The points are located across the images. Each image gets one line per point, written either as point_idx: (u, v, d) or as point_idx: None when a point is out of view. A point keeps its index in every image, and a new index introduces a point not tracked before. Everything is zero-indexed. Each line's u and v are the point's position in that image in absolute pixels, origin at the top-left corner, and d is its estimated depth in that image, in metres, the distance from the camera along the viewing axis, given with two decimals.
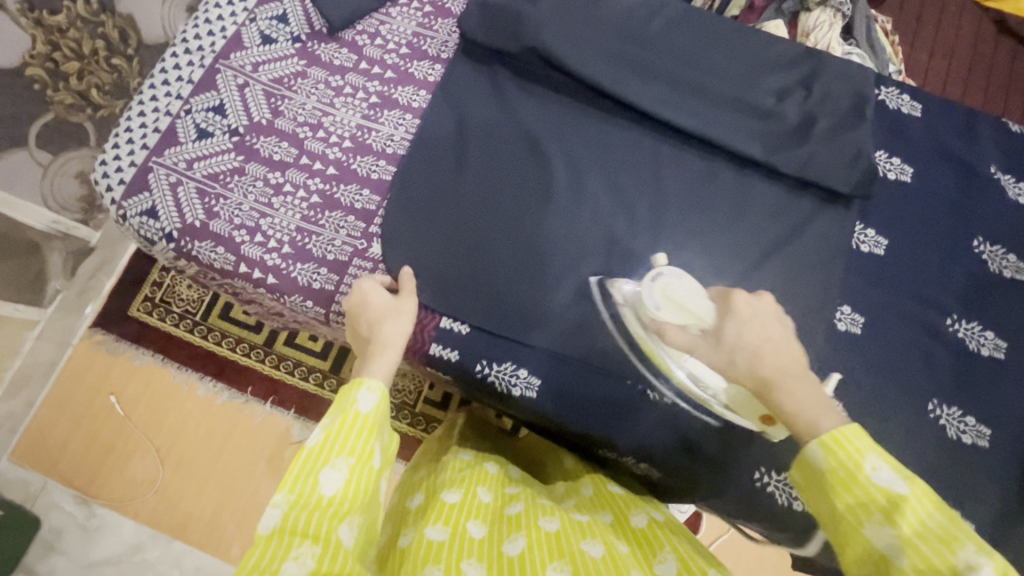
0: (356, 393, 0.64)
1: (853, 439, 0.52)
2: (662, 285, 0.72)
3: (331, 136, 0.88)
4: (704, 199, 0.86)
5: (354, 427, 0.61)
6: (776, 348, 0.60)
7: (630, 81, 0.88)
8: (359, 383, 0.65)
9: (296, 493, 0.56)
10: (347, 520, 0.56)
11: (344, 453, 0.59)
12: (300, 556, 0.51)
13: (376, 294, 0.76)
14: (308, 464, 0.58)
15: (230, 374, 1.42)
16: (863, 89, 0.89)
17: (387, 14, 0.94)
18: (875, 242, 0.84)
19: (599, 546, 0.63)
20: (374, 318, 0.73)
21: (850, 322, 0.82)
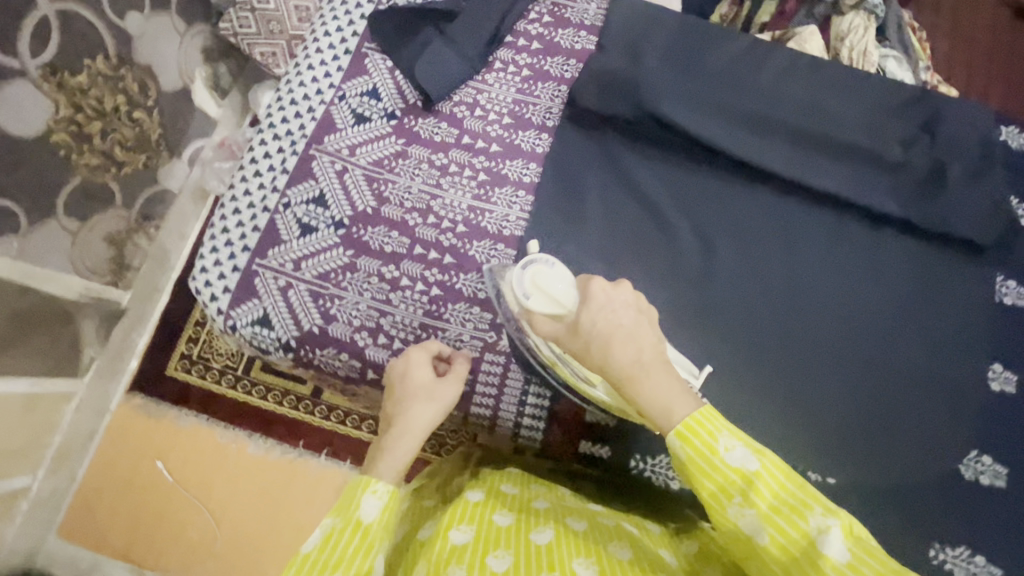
0: (361, 498, 0.54)
1: (706, 419, 0.49)
2: (533, 275, 0.63)
3: (443, 221, 0.82)
4: (839, 259, 0.83)
5: (354, 542, 0.51)
6: (628, 337, 0.57)
7: (753, 141, 0.84)
8: (365, 485, 0.55)
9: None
10: None
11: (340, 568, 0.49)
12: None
13: (420, 368, 0.68)
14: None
15: (281, 429, 1.20)
16: (988, 133, 0.86)
17: (483, 82, 0.88)
18: (1018, 293, 0.82)
19: (627, 548, 0.58)
20: (403, 397, 0.66)
21: (1003, 381, 0.79)
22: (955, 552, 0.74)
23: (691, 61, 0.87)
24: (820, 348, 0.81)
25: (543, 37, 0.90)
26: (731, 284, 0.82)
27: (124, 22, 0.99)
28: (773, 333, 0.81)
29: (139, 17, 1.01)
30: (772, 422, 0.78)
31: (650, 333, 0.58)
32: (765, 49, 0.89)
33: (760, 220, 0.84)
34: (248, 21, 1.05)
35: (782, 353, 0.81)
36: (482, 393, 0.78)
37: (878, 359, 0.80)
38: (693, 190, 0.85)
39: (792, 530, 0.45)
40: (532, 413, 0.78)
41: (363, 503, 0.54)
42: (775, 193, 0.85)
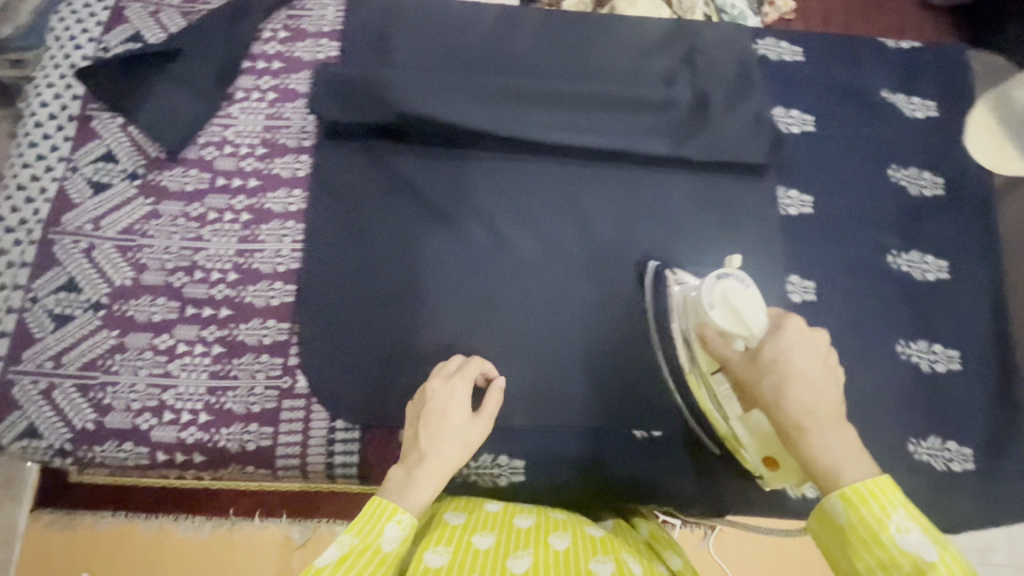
0: (384, 524, 0.53)
1: (864, 499, 0.50)
2: (722, 288, 0.64)
3: (211, 274, 0.77)
4: (629, 209, 0.81)
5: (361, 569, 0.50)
6: (813, 388, 0.57)
7: (515, 113, 0.81)
8: (390, 511, 0.54)
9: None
10: None
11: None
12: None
13: (455, 410, 0.65)
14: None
15: (209, 505, 1.05)
16: (743, 51, 0.86)
17: (228, 116, 0.82)
18: (801, 201, 0.82)
19: (608, 564, 0.58)
20: (433, 429, 0.62)
21: (803, 291, 0.80)
22: None
23: (437, 49, 0.84)
24: (628, 304, 0.79)
25: (282, 54, 0.85)
26: (527, 264, 0.79)
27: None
28: (578, 302, 0.79)
29: None
30: (595, 391, 0.77)
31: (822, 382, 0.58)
32: (512, 17, 0.87)
33: (545, 189, 0.81)
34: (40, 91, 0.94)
35: (592, 322, 0.79)
36: (286, 444, 0.72)
37: None
38: (467, 176, 0.81)
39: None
40: (344, 450, 0.73)
41: (386, 531, 0.53)
42: (552, 159, 0.82)
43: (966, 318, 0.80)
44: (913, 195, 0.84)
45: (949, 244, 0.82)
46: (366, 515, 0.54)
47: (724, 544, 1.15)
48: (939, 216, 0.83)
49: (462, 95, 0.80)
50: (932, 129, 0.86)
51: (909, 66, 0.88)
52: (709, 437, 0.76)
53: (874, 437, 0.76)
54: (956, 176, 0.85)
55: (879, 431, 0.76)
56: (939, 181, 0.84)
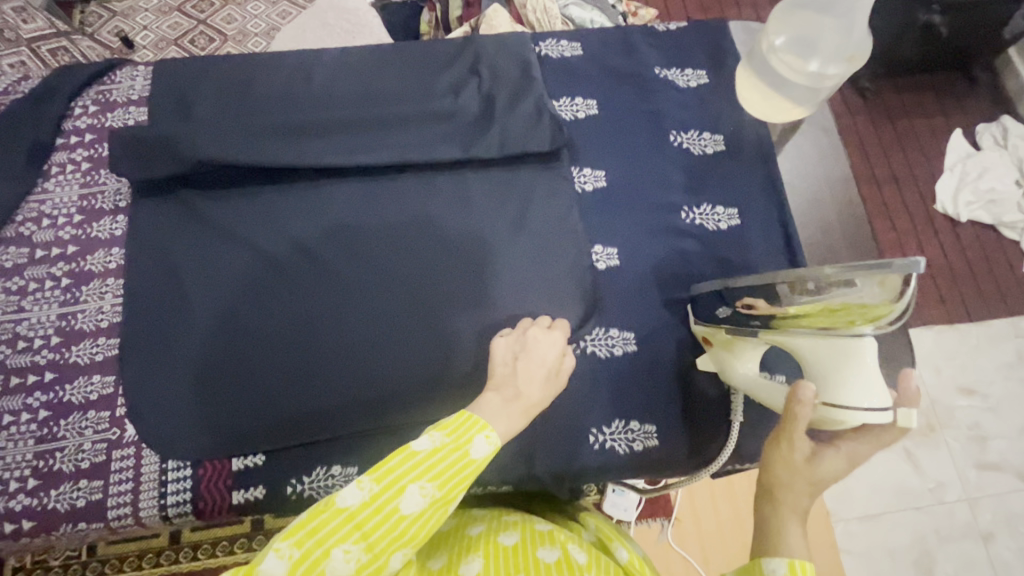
0: (474, 435, 0.60)
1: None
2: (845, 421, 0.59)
3: (33, 341, 0.79)
4: (435, 213, 0.86)
5: (447, 463, 0.58)
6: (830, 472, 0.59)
7: (313, 142, 0.86)
8: (480, 425, 0.61)
9: (380, 487, 0.55)
10: (415, 490, 0.56)
11: (434, 479, 0.57)
12: (347, 550, 0.54)
13: (548, 349, 0.71)
14: (401, 470, 0.56)
15: None
16: (525, 53, 0.94)
17: (44, 191, 0.86)
18: (595, 177, 0.89)
19: (556, 552, 0.68)
20: (529, 371, 0.68)
21: (607, 258, 0.86)
22: (613, 429, 0.79)
23: (239, 97, 0.90)
24: (444, 299, 0.82)
25: (94, 126, 0.90)
26: (346, 278, 0.82)
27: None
28: (395, 305, 0.82)
29: None
30: (420, 387, 0.79)
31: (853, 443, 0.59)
32: (311, 59, 0.94)
33: (356, 209, 0.86)
34: None
35: (411, 322, 0.81)
36: (118, 493, 0.73)
37: (500, 286, 0.83)
38: (279, 209, 0.85)
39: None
40: (177, 489, 0.74)
41: (475, 440, 0.59)
42: (358, 179, 0.88)
43: (761, 257, 0.85)
44: (698, 154, 0.91)
45: (735, 193, 0.88)
46: (462, 422, 0.61)
47: (680, 532, 1.23)
48: (722, 169, 0.90)
49: (261, 133, 0.85)
50: (705, 95, 0.94)
51: (677, 43, 0.98)
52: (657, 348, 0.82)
53: (688, 382, 0.81)
54: (735, 130, 0.92)
55: (693, 375, 0.81)
56: (719, 138, 0.91)
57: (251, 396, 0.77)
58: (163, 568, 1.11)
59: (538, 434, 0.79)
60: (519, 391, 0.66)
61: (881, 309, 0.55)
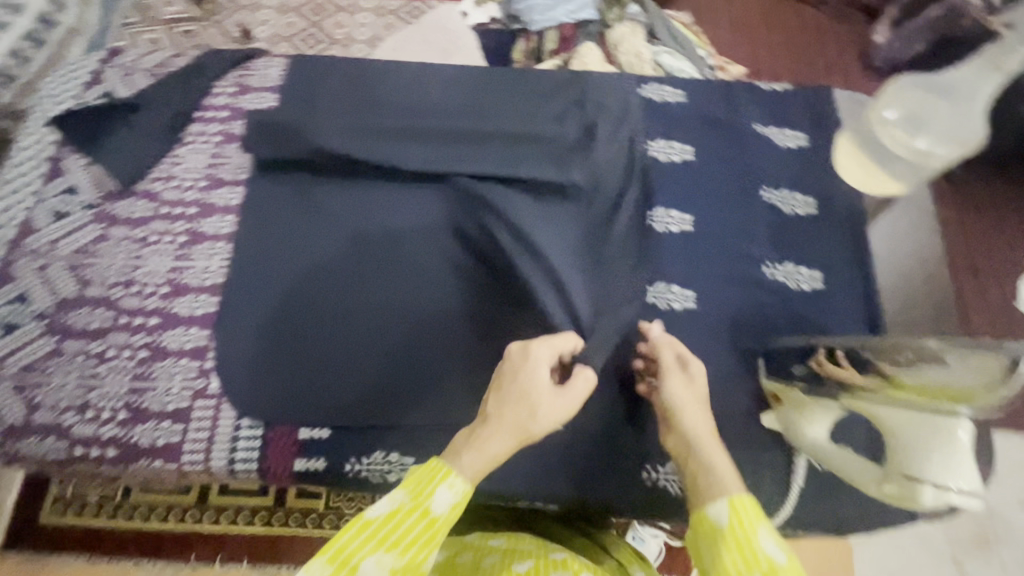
0: (435, 487, 0.54)
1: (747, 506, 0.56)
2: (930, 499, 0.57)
3: (146, 287, 0.87)
4: (522, 229, 0.90)
5: (409, 524, 0.52)
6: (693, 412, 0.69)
7: (420, 148, 0.92)
8: (441, 475, 0.55)
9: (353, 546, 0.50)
10: (372, 561, 0.50)
11: (392, 549, 0.51)
12: None
13: (541, 374, 0.64)
14: (356, 544, 0.50)
15: (170, 547, 1.16)
16: (629, 94, 0.98)
17: (177, 155, 0.96)
18: (681, 220, 0.91)
19: None
20: (513, 395, 0.62)
21: (682, 299, 0.86)
22: (665, 469, 0.79)
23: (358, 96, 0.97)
24: (516, 314, 0.85)
25: (230, 105, 0.99)
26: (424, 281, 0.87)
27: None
28: (464, 314, 0.85)
29: None
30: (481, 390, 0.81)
31: (706, 418, 0.69)
32: (429, 71, 1.01)
33: (443, 216, 0.90)
34: None
35: (485, 328, 0.84)
36: (193, 440, 0.78)
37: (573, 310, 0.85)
38: (367, 208, 0.91)
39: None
40: (247, 449, 0.79)
41: (436, 494, 0.53)
42: (452, 187, 0.91)
43: (840, 324, 0.84)
44: (787, 213, 0.91)
45: (821, 258, 0.88)
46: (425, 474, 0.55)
47: None
48: (810, 231, 0.90)
49: (369, 135, 0.92)
50: (802, 156, 0.95)
51: (780, 104, 0.99)
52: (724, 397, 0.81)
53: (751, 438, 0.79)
54: (827, 196, 0.92)
55: (756, 431, 0.80)
56: (811, 201, 0.92)
57: (313, 376, 0.81)
58: (186, 525, 1.17)
59: (590, 459, 0.80)
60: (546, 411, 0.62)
61: (974, 390, 0.54)
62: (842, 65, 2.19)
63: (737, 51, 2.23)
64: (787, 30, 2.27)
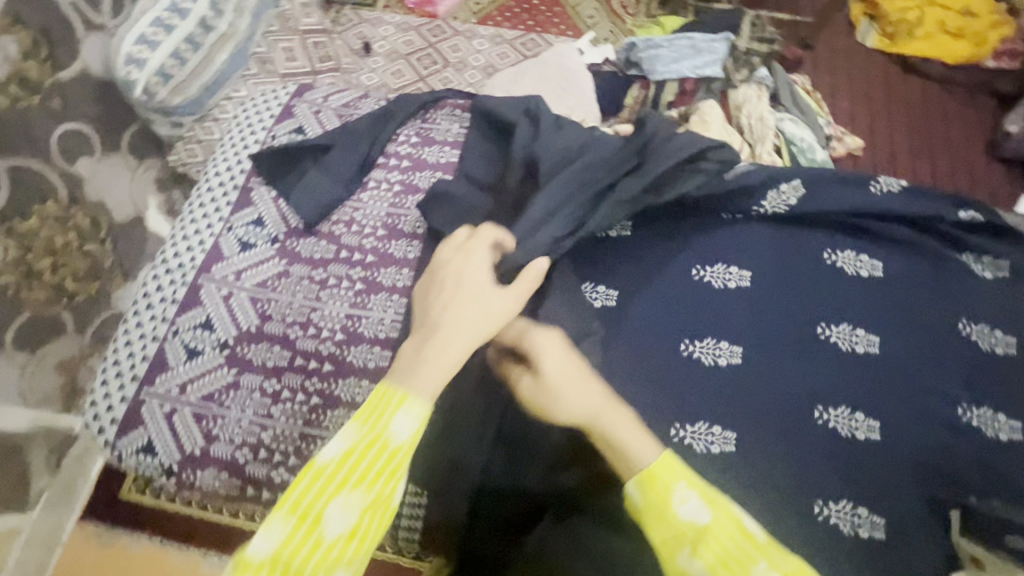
0: (393, 414, 0.59)
1: (667, 466, 0.61)
2: None
3: (322, 331, 0.88)
4: (696, 325, 0.89)
5: (363, 458, 0.56)
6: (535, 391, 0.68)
7: (602, 230, 0.92)
8: (396, 404, 0.59)
9: (295, 519, 0.55)
10: (341, 498, 0.55)
11: (358, 486, 0.56)
12: (343, 506, 0.55)
13: (476, 273, 0.70)
14: (312, 494, 0.55)
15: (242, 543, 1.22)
16: (820, 197, 0.96)
17: (359, 200, 0.98)
18: (868, 341, 0.86)
19: None
20: (441, 299, 0.67)
21: (867, 430, 0.81)
22: None
23: (537, 152, 0.93)
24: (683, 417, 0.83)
25: (412, 155, 1.01)
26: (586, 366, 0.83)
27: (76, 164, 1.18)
28: None
29: (88, 162, 1.17)
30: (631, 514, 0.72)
31: (599, 389, 0.67)
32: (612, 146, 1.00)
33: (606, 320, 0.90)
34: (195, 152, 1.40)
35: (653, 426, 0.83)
36: None
37: (748, 420, 0.82)
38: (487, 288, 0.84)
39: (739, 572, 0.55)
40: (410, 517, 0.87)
41: (393, 422, 0.58)
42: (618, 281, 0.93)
43: None
44: (984, 351, 0.86)
45: (1023, 407, 0.82)
46: (377, 403, 0.60)
47: None
48: (1010, 375, 0.84)
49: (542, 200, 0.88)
50: (1002, 289, 0.90)
51: (980, 228, 0.94)
52: (907, 545, 0.76)
53: None
54: None
55: None
56: (1012, 341, 0.86)
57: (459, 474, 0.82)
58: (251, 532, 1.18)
59: None
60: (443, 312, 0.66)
61: None
62: (965, 152, 1.99)
63: (855, 122, 2.06)
64: (911, 105, 2.07)
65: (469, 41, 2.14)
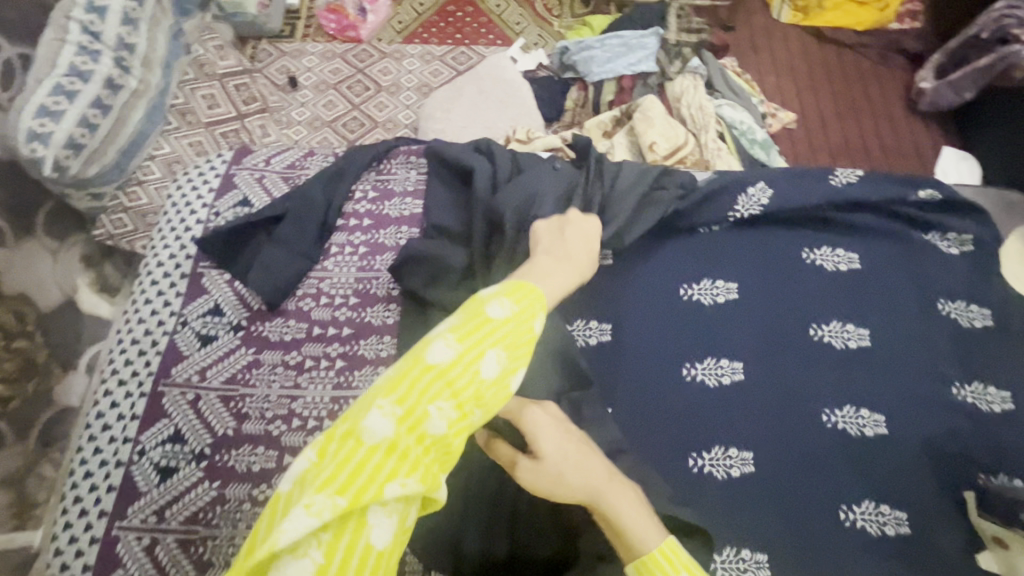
0: (541, 308, 0.64)
1: (670, 557, 0.62)
2: None
3: (308, 421, 0.81)
4: (692, 347, 0.88)
5: (520, 332, 0.60)
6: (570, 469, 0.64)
7: None
8: (539, 304, 0.64)
9: (460, 354, 0.57)
10: (494, 354, 0.58)
11: (508, 349, 0.59)
12: (439, 409, 0.55)
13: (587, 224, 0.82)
14: (483, 335, 0.58)
15: None
16: (788, 196, 0.96)
17: (324, 269, 0.91)
18: (858, 335, 0.88)
19: None
20: (568, 236, 0.79)
21: (874, 424, 0.82)
22: None
23: (505, 194, 0.89)
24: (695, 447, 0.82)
25: (372, 212, 0.95)
26: (586, 411, 0.79)
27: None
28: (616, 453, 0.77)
29: None
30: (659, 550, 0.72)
31: (600, 465, 0.65)
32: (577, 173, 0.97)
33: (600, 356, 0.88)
34: None
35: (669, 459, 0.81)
36: None
37: (758, 435, 0.82)
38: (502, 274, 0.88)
39: None
40: None
41: (535, 322, 0.62)
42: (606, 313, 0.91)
43: None
44: (965, 326, 0.89)
45: (1009, 376, 0.85)
46: (529, 296, 0.64)
47: None
48: (993, 345, 0.87)
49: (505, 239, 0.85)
50: (970, 263, 0.94)
51: (940, 206, 0.97)
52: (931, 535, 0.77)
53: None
54: (1004, 306, 0.90)
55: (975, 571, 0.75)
56: (988, 312, 0.90)
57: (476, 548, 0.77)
58: None
59: None
60: (550, 252, 0.76)
61: None
62: (889, 111, 2.06)
63: (784, 97, 2.11)
64: (831, 75, 2.14)
65: (399, 60, 2.08)
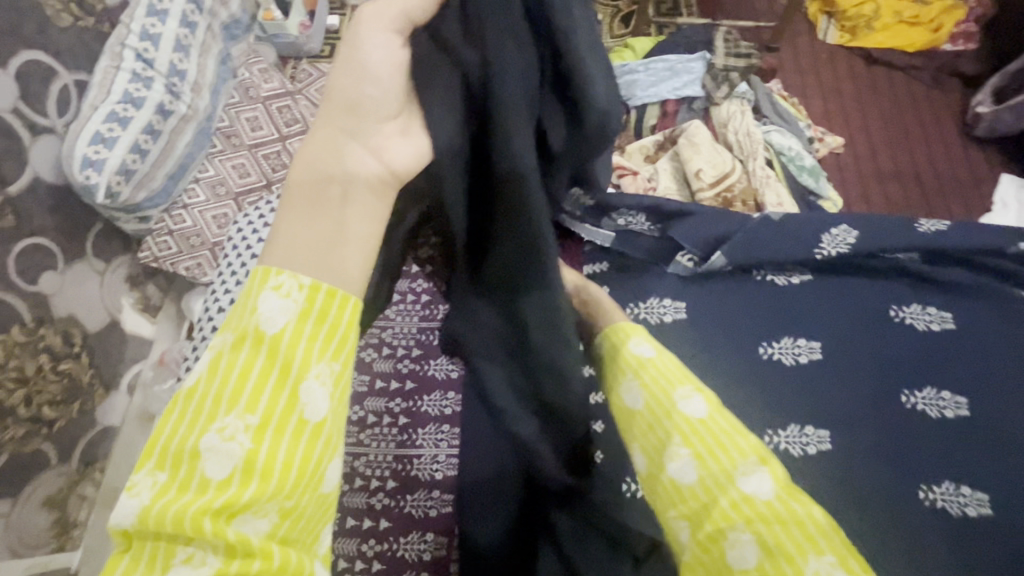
0: (259, 294, 0.50)
1: (632, 328, 0.69)
2: None
3: (373, 480, 0.85)
4: (771, 411, 0.84)
5: (242, 378, 0.49)
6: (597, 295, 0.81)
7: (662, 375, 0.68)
8: (263, 281, 0.51)
9: (167, 471, 0.48)
10: (206, 436, 0.47)
11: (232, 413, 0.48)
12: (188, 556, 0.45)
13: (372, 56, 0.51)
14: (178, 436, 0.48)
15: None
16: (878, 247, 0.90)
17: (387, 319, 0.99)
18: (956, 403, 0.82)
19: (735, 481, 0.53)
20: (353, 115, 0.52)
21: (978, 504, 0.75)
22: None
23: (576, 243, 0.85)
24: None
25: None
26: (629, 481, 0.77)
27: (37, 284, 1.23)
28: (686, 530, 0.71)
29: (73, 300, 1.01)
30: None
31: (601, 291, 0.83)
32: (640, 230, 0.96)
33: None
34: (168, 243, 1.50)
35: None
36: None
37: (842, 510, 0.77)
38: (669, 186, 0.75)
39: (663, 396, 0.60)
40: None
41: (263, 311, 0.50)
42: None
43: None
44: None
45: None
46: (241, 304, 0.52)
47: None
48: None
49: (547, 299, 0.61)
50: None
51: None
52: None
53: None
54: None
55: None
56: None
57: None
58: None
59: None
60: (345, 132, 0.52)
61: None
62: (953, 137, 1.96)
63: (836, 120, 2.00)
64: (882, 99, 2.02)
65: None
